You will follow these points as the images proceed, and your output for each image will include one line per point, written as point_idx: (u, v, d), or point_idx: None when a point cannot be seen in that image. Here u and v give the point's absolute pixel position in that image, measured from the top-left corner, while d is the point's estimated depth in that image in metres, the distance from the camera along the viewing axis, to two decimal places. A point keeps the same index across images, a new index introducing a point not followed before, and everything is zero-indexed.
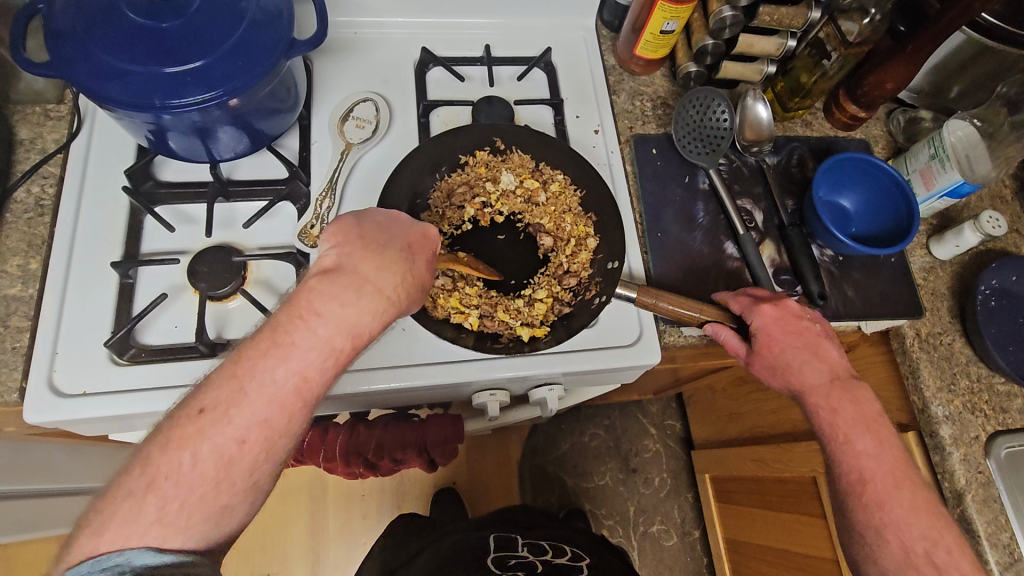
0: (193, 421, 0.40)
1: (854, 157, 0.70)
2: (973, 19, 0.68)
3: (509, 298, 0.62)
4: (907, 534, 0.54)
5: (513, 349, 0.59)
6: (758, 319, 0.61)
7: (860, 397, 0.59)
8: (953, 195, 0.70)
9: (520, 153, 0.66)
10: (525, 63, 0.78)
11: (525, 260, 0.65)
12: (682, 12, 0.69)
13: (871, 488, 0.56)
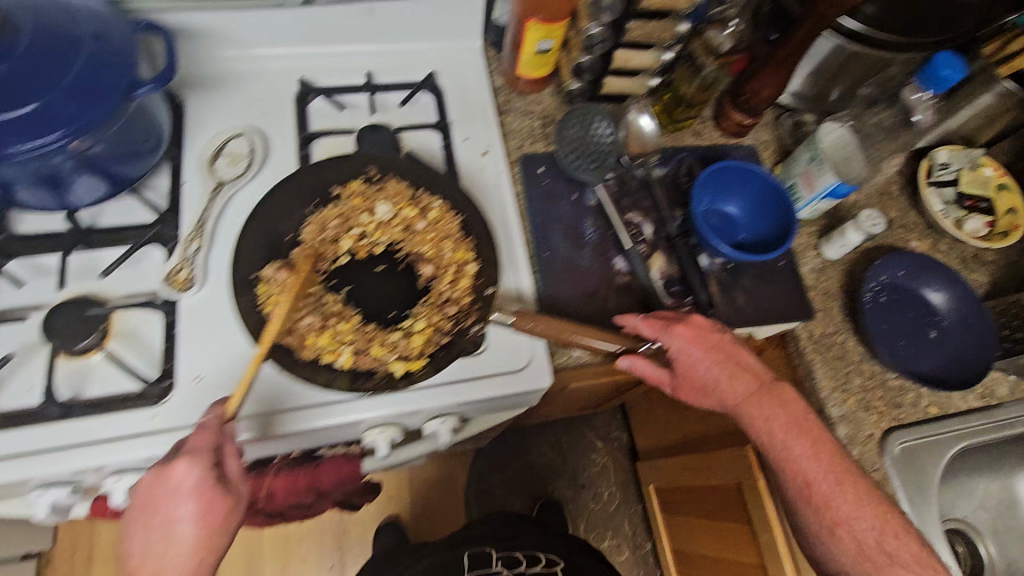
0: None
1: (730, 165, 0.71)
2: (834, 23, 0.71)
3: (385, 331, 0.60)
4: (855, 530, 0.57)
5: (388, 385, 0.57)
6: (673, 342, 0.61)
7: (784, 403, 0.61)
8: (833, 196, 0.71)
9: (396, 182, 0.65)
10: (409, 87, 0.77)
11: (405, 291, 0.63)
12: (555, 31, 0.69)
13: (817, 492, 0.58)
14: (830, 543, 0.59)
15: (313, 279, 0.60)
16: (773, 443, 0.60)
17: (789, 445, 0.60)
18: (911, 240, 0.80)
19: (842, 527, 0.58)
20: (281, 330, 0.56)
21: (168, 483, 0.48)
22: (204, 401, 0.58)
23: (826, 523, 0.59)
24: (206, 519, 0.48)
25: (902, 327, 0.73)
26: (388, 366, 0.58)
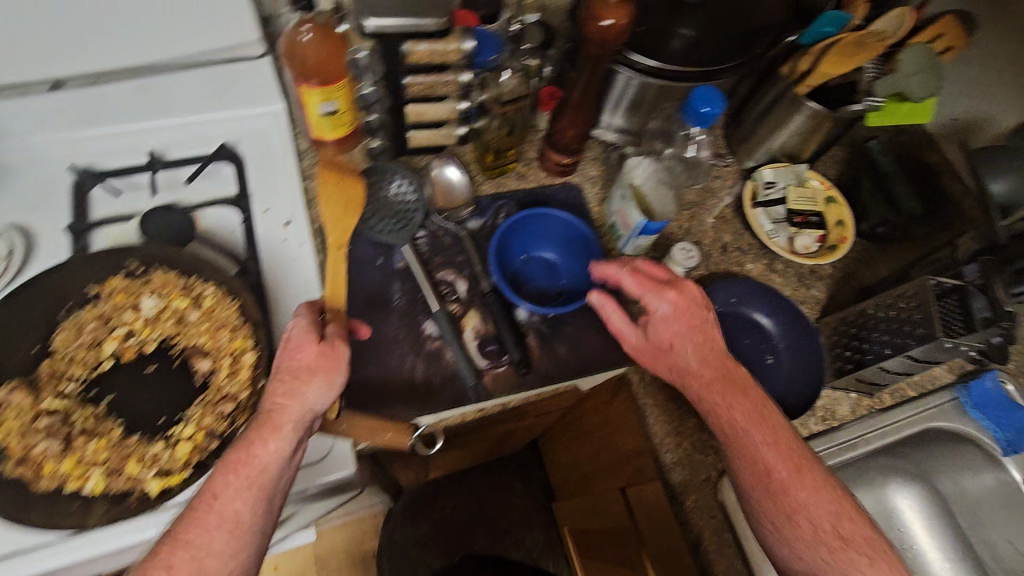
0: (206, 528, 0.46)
1: (522, 214, 0.69)
2: (613, 58, 0.68)
3: (148, 443, 0.54)
4: (801, 518, 0.52)
5: (140, 508, 0.51)
6: (662, 305, 0.60)
7: (733, 376, 0.58)
8: (647, 232, 0.69)
9: (163, 272, 0.60)
10: (199, 161, 0.72)
11: (179, 391, 0.58)
12: (337, 91, 0.63)
13: (767, 468, 0.54)
14: (788, 535, 0.53)
15: (66, 393, 0.55)
16: (723, 413, 0.56)
17: (738, 415, 0.56)
18: (746, 263, 0.79)
19: (802, 516, 0.52)
20: (13, 460, 0.51)
21: (290, 343, 0.55)
22: None
23: (821, 507, 0.53)
24: (322, 372, 0.53)
25: (736, 358, 0.71)
26: (143, 485, 0.52)
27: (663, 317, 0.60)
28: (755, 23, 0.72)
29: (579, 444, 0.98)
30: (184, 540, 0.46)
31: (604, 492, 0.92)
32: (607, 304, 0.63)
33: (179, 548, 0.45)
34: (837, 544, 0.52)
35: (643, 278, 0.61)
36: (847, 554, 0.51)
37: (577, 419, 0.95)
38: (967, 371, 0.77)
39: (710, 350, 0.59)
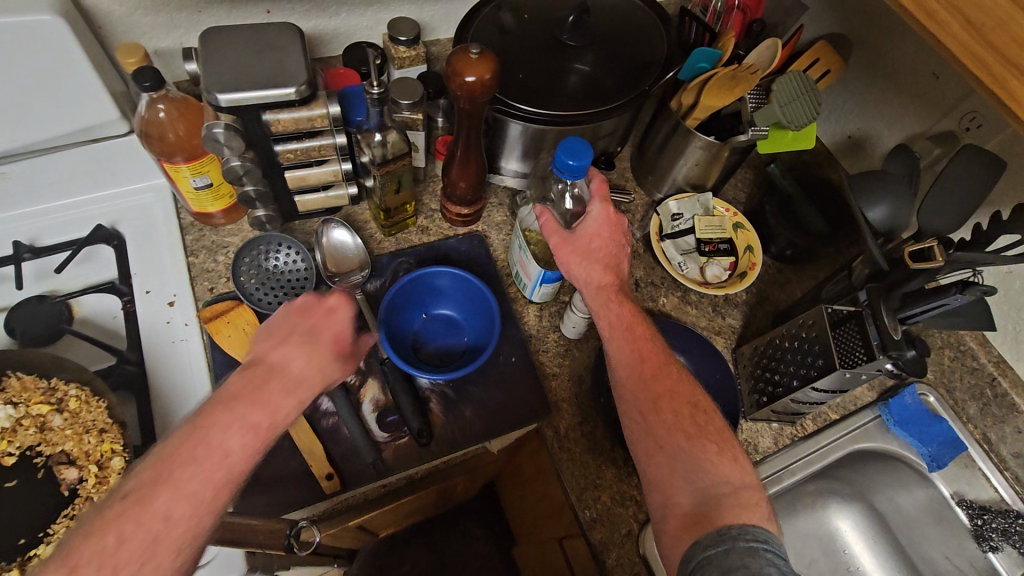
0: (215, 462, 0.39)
1: (403, 283, 0.65)
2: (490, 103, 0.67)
3: (4, 571, 0.50)
4: (659, 433, 0.50)
5: None
6: (595, 211, 0.60)
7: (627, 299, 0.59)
8: (548, 280, 0.67)
9: (21, 377, 0.56)
10: (72, 245, 0.68)
11: (42, 507, 0.53)
12: (207, 166, 0.63)
13: (638, 370, 0.53)
14: (648, 425, 0.51)
15: None
16: (620, 324, 0.56)
17: (620, 330, 0.56)
18: (659, 297, 0.77)
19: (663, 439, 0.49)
20: None
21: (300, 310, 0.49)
22: None
23: (680, 424, 0.50)
24: (302, 354, 0.47)
25: None
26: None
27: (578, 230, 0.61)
28: (636, 60, 0.73)
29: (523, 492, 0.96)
30: (179, 479, 0.38)
31: (548, 542, 0.88)
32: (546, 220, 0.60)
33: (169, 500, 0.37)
34: (689, 442, 0.49)
35: (551, 215, 0.61)
36: (698, 443, 0.49)
37: (516, 470, 0.91)
38: (887, 390, 0.76)
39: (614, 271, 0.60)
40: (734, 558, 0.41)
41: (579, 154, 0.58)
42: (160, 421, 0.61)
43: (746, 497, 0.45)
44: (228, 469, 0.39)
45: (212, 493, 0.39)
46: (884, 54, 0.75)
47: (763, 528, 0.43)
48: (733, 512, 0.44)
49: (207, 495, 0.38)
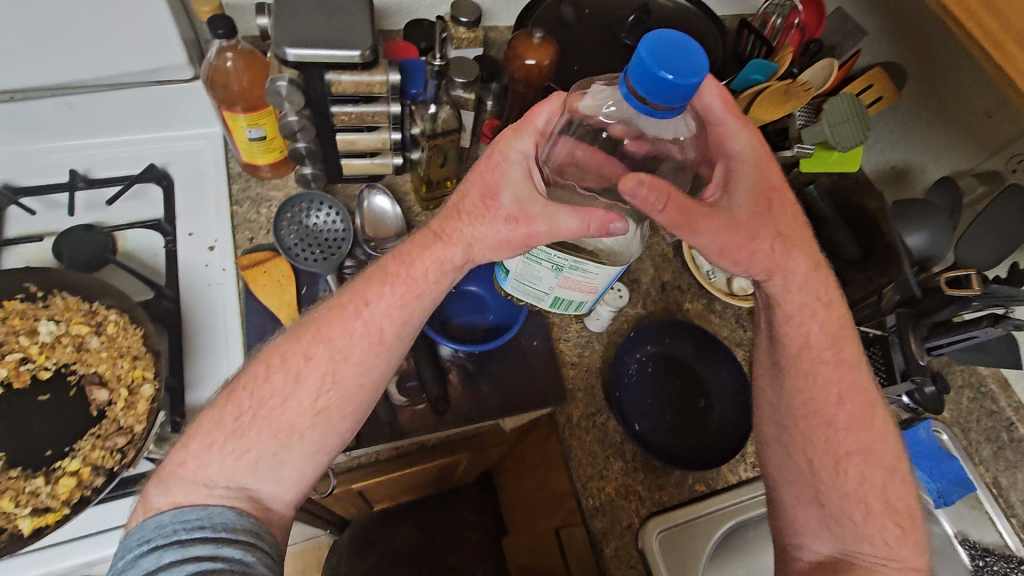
0: (295, 360, 0.48)
1: None
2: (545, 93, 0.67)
3: (30, 476, 0.52)
4: (830, 491, 0.54)
5: (10, 549, 0.48)
6: (741, 144, 0.55)
7: (833, 299, 0.57)
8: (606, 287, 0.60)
9: (65, 296, 0.58)
10: (123, 181, 0.71)
11: (71, 422, 0.55)
12: (263, 118, 0.65)
13: (823, 424, 0.54)
14: (827, 484, 0.54)
15: None
16: (822, 348, 0.56)
17: (822, 365, 0.55)
18: (685, 302, 0.78)
19: (832, 501, 0.54)
20: None
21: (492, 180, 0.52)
22: None
23: (869, 482, 0.53)
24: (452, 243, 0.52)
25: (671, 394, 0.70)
26: (15, 523, 0.49)
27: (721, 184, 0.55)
28: None
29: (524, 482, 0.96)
30: (322, 336, 0.48)
31: (543, 530, 0.90)
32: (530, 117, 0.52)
33: (263, 383, 0.47)
34: (864, 515, 0.52)
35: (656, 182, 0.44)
36: (880, 519, 0.52)
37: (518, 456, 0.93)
38: (903, 421, 0.75)
39: (783, 218, 0.55)
40: None
41: (686, 67, 0.39)
42: (188, 358, 0.63)
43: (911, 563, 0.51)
44: (372, 329, 0.49)
45: (366, 354, 0.48)
46: (939, 89, 0.75)
47: None
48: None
49: (361, 355, 0.48)
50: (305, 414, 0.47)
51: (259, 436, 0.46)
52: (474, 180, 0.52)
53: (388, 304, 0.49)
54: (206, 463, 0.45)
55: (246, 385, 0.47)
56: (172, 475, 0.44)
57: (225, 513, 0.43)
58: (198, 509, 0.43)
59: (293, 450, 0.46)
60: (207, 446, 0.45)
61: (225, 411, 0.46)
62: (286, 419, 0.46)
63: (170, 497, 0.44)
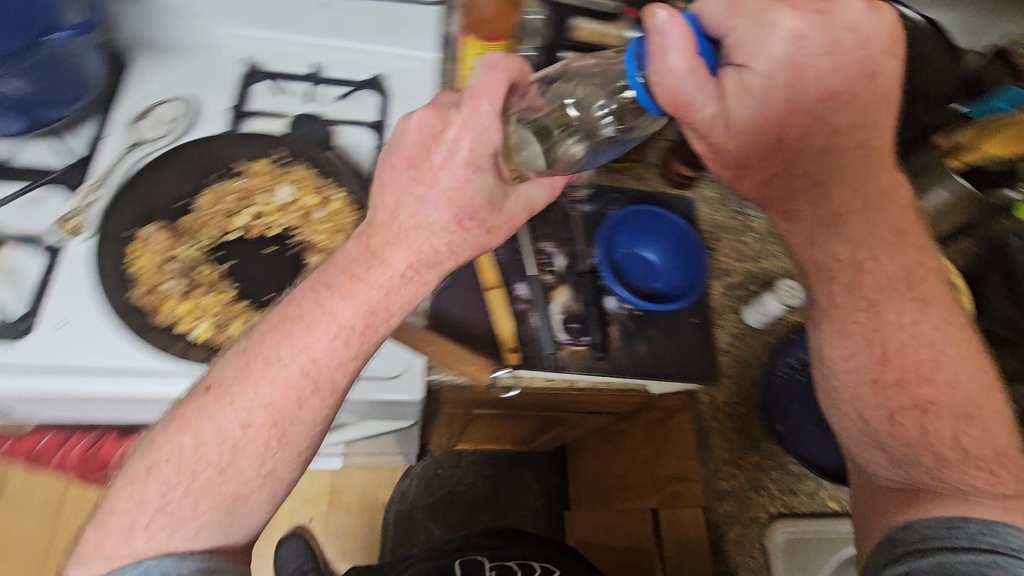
0: (195, 409, 0.48)
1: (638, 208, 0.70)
2: None
3: (254, 312, 0.59)
4: (890, 439, 0.53)
5: None
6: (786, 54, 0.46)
7: (906, 241, 0.53)
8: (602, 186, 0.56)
9: (302, 168, 0.65)
10: (353, 84, 0.76)
11: (288, 276, 0.62)
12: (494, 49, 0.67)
13: (896, 364, 0.53)
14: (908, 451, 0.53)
15: (196, 248, 0.61)
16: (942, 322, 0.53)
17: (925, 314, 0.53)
18: None
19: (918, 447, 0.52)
20: (142, 288, 0.58)
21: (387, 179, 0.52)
22: (56, 343, 0.57)
23: (947, 422, 0.52)
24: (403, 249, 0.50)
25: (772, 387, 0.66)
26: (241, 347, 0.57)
27: (744, 89, 0.47)
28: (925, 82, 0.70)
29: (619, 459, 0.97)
30: (299, 342, 0.48)
31: (629, 507, 0.92)
32: (477, 103, 0.49)
33: (160, 444, 0.47)
34: (951, 456, 0.51)
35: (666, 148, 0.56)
36: (963, 466, 0.50)
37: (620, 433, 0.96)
38: None
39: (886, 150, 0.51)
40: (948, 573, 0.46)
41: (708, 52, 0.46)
42: None
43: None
44: (305, 356, 0.48)
45: (293, 401, 0.48)
46: None
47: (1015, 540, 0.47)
48: (973, 510, 0.49)
49: (270, 393, 0.48)
50: (249, 479, 0.48)
51: (195, 513, 0.47)
52: (398, 184, 0.51)
53: (326, 325, 0.49)
54: (132, 539, 0.46)
55: (161, 450, 0.47)
56: (103, 557, 0.46)
57: (162, 561, 0.45)
58: (136, 566, 0.45)
59: (233, 510, 0.48)
60: (146, 492, 0.46)
61: (147, 483, 0.47)
62: (230, 488, 0.47)
63: (108, 560, 0.46)
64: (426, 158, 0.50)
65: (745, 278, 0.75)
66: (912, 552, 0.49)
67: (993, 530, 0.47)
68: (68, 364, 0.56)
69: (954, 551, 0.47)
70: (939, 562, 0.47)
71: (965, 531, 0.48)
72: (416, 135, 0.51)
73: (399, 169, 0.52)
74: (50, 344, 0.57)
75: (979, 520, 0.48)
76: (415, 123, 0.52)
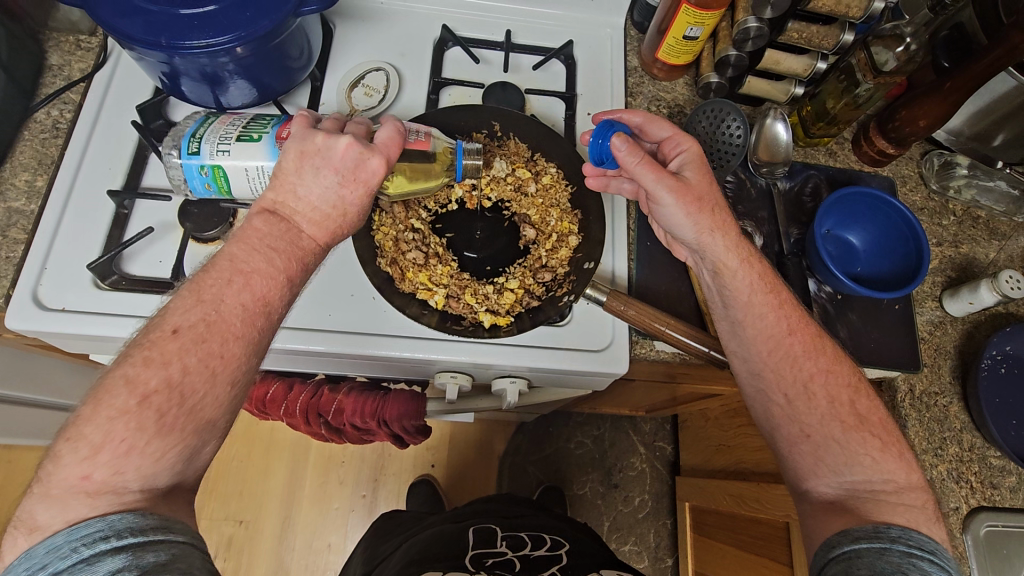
0: (173, 350, 0.42)
1: (864, 192, 0.66)
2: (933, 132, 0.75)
3: (479, 283, 0.63)
4: (811, 422, 0.54)
5: (474, 332, 0.60)
6: (684, 137, 0.59)
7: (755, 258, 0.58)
8: (186, 159, 0.55)
9: (517, 141, 0.67)
10: (545, 53, 0.76)
11: (508, 248, 0.66)
12: (708, 19, 0.65)
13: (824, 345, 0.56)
14: (803, 408, 0.55)
15: (421, 219, 0.64)
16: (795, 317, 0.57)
17: None
18: None
19: (817, 432, 0.54)
20: (385, 258, 0.61)
21: (322, 198, 0.49)
22: (301, 307, 0.61)
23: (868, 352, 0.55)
24: (314, 232, 0.50)
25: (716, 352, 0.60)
26: (476, 316, 0.61)
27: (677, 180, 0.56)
28: None
29: (755, 437, 0.94)
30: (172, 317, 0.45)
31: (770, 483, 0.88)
32: (391, 152, 0.52)
33: (149, 376, 0.41)
34: (853, 423, 0.54)
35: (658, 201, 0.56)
36: (861, 434, 0.53)
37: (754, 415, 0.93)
38: None
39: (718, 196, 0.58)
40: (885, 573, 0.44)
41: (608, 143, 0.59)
42: (590, 237, 0.63)
43: (907, 498, 0.51)
44: (255, 295, 0.46)
45: (241, 323, 0.45)
46: None
47: (894, 531, 0.47)
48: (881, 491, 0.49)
49: (236, 328, 0.45)
50: (220, 404, 0.44)
51: (184, 434, 0.42)
52: (314, 180, 0.49)
53: (266, 276, 0.47)
54: (124, 469, 0.40)
55: (127, 372, 0.41)
56: (75, 491, 0.38)
57: (125, 518, 0.38)
58: (99, 518, 0.38)
59: (203, 438, 0.44)
60: (114, 417, 0.40)
61: (145, 415, 0.41)
62: (205, 414, 0.43)
63: (65, 513, 0.38)
64: (351, 166, 0.50)
65: (943, 263, 0.72)
66: (845, 552, 0.47)
67: (909, 534, 0.47)
68: (327, 321, 0.61)
69: (879, 554, 0.46)
70: (871, 563, 0.45)
71: (887, 534, 0.47)
72: (342, 155, 0.50)
73: (320, 173, 0.49)
74: (298, 308, 0.60)
75: (900, 525, 0.48)
76: (340, 146, 0.50)
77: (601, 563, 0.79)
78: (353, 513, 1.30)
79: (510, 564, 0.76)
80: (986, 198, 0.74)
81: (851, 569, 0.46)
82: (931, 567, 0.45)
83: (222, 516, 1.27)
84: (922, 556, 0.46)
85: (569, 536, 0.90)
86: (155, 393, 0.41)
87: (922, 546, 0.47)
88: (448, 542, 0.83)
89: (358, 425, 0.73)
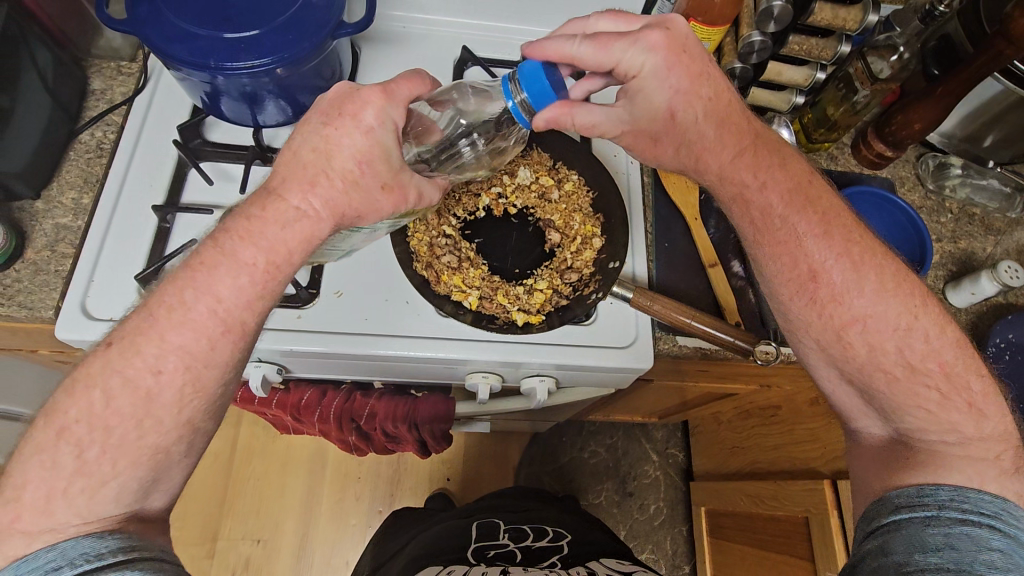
0: (101, 372, 0.44)
1: (869, 191, 0.72)
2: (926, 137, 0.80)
3: (510, 285, 0.66)
4: None
5: (507, 329, 0.63)
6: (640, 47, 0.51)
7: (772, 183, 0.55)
8: None
9: (540, 151, 0.71)
10: None
11: (535, 252, 0.69)
12: (714, 34, 0.69)
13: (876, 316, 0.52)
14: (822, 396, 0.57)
15: (452, 225, 0.68)
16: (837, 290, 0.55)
17: None
18: None
19: None
20: (421, 262, 0.64)
21: (309, 147, 0.50)
22: (338, 312, 0.63)
23: (947, 340, 0.52)
24: (293, 189, 0.49)
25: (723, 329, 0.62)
26: (509, 314, 0.64)
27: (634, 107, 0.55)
28: None
29: (770, 435, 0.96)
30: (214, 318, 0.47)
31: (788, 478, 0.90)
32: (399, 86, 0.52)
33: (71, 406, 0.43)
34: (900, 374, 0.52)
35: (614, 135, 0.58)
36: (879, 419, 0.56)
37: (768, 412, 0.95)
38: None
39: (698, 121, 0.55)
40: (930, 548, 0.44)
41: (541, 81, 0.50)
42: (614, 239, 0.67)
43: (977, 450, 0.50)
44: None
45: (173, 335, 0.45)
46: None
47: (943, 493, 0.47)
48: (940, 474, 0.49)
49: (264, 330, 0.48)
50: (173, 427, 0.45)
51: (123, 469, 0.44)
52: (307, 132, 0.51)
53: None
54: (55, 509, 0.42)
55: (55, 403, 0.44)
56: (11, 531, 0.41)
57: (78, 544, 0.41)
58: (49, 549, 0.40)
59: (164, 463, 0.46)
60: (35, 456, 0.42)
61: (68, 451, 0.43)
62: (153, 441, 0.45)
63: (5, 549, 0.40)
64: (339, 110, 0.50)
65: (944, 258, 0.76)
66: (886, 522, 0.48)
67: (963, 496, 0.47)
68: (364, 324, 0.63)
69: (924, 523, 0.46)
70: (907, 534, 0.46)
71: (935, 499, 0.47)
72: (336, 98, 0.51)
73: (311, 124, 0.51)
74: (336, 314, 0.63)
75: (951, 486, 0.47)
76: (334, 92, 0.52)
77: (599, 551, 0.80)
78: (369, 529, 1.30)
79: (509, 557, 0.78)
80: (980, 196, 0.79)
81: (887, 545, 0.46)
82: (987, 535, 0.44)
83: (241, 535, 1.27)
84: (976, 522, 0.45)
85: (568, 526, 0.90)
86: (77, 425, 0.43)
87: (980, 509, 0.46)
88: (453, 535, 0.86)
89: (388, 430, 0.76)
